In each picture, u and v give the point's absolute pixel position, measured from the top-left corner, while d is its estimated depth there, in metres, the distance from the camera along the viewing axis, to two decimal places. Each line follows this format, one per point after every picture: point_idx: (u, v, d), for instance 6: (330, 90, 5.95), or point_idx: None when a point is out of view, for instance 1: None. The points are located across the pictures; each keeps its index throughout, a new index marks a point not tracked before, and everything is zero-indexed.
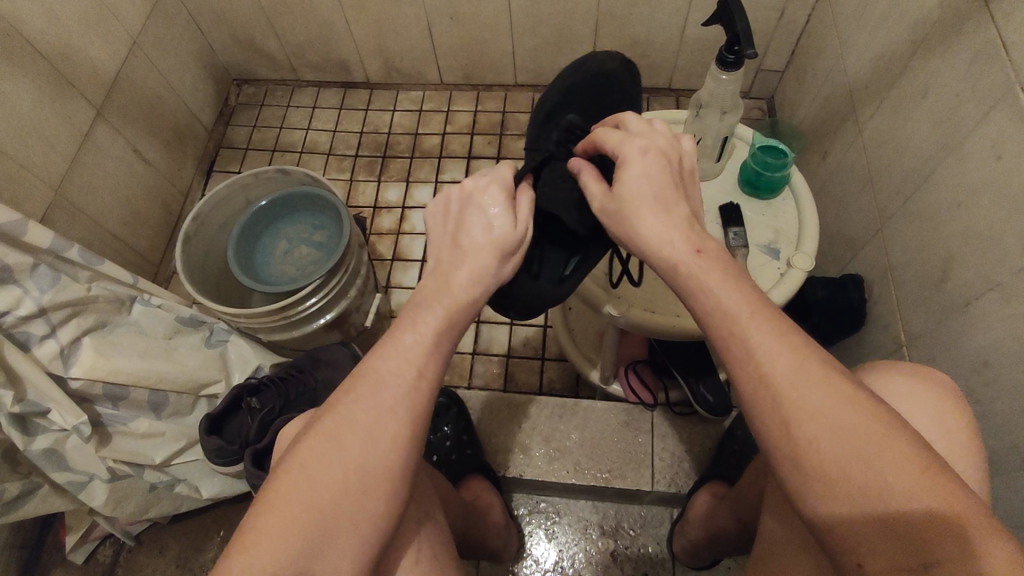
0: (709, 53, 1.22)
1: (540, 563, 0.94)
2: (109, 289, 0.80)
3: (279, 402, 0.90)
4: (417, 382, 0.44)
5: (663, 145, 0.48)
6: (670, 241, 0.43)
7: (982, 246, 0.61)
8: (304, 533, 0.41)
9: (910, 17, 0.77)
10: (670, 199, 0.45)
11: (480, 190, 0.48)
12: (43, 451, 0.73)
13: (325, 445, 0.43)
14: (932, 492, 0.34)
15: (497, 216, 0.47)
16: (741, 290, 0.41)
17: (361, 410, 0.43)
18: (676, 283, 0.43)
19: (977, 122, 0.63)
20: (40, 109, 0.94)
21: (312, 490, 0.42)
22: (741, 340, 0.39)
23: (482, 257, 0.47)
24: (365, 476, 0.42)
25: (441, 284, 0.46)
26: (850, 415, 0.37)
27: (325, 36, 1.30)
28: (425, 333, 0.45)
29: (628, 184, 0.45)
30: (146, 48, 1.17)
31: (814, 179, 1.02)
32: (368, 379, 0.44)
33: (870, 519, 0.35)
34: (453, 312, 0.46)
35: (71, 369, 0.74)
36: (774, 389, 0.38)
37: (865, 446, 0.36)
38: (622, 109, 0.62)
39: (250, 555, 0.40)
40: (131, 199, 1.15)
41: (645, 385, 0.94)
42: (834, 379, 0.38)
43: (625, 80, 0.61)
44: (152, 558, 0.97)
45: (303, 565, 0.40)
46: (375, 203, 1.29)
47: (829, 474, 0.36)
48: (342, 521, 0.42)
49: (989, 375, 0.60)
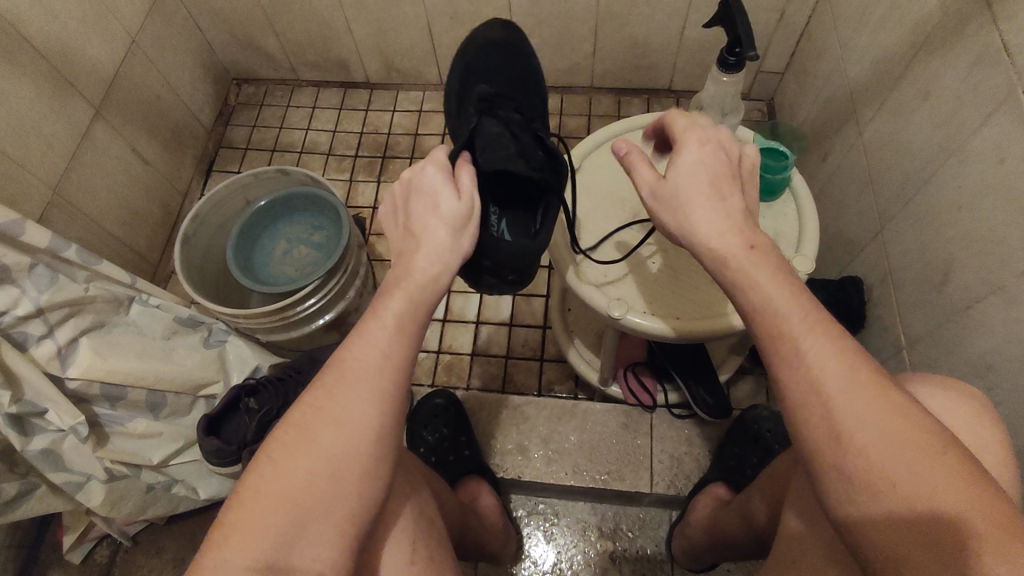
0: (710, 55, 1.22)
1: (539, 564, 0.94)
2: (108, 289, 0.80)
3: (277, 402, 0.90)
4: (383, 366, 0.45)
5: (724, 138, 0.52)
6: (725, 236, 0.46)
7: (984, 249, 0.61)
8: (278, 523, 0.42)
9: (911, 19, 0.77)
10: (724, 190, 0.49)
11: (420, 177, 0.50)
12: (40, 451, 0.72)
13: (296, 436, 0.44)
14: (977, 510, 0.36)
15: (443, 194, 0.49)
16: (795, 293, 0.44)
17: (331, 400, 0.44)
18: (725, 277, 0.46)
19: (979, 125, 0.63)
20: (38, 107, 0.93)
21: (284, 481, 0.43)
22: (792, 343, 0.42)
23: (438, 234, 0.48)
24: (339, 463, 0.44)
25: (397, 268, 0.48)
26: (896, 425, 0.39)
27: (325, 35, 1.29)
28: (389, 316, 0.46)
29: (685, 171, 0.49)
30: (145, 47, 1.17)
31: (814, 181, 1.02)
32: (336, 368, 0.45)
33: (907, 527, 0.37)
34: (412, 290, 0.47)
35: (70, 369, 0.74)
36: (821, 394, 0.41)
37: (911, 458, 0.38)
38: (524, 66, 0.68)
39: (225, 548, 0.41)
40: (130, 199, 1.14)
41: (645, 387, 0.92)
42: (886, 388, 0.40)
43: (509, 40, 0.69)
44: (149, 558, 0.97)
45: (279, 554, 0.42)
46: (375, 203, 1.29)
47: (870, 479, 0.39)
48: (318, 509, 0.43)
49: (991, 378, 0.60)
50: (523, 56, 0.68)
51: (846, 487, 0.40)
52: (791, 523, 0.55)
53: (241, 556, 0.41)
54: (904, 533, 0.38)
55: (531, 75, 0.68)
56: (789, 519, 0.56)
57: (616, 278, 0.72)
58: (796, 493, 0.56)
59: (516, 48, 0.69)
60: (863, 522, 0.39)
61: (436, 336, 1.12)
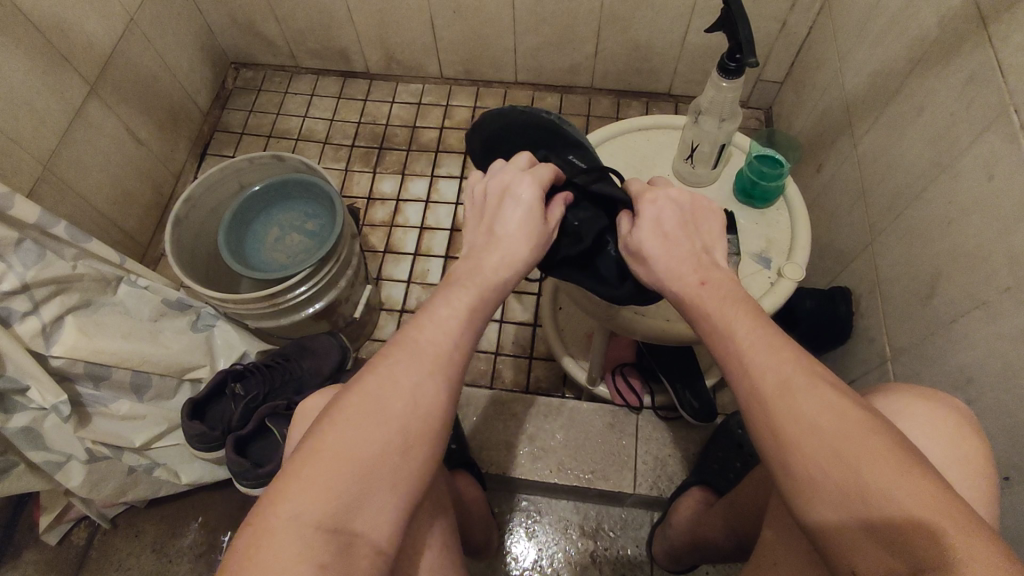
0: (709, 62, 1.23)
1: (519, 561, 0.94)
2: (96, 268, 0.79)
3: (263, 389, 0.89)
4: (454, 351, 0.47)
5: (674, 192, 0.52)
6: (680, 275, 0.49)
7: (969, 264, 0.62)
8: (347, 485, 0.41)
9: (909, 34, 0.78)
10: (682, 239, 0.51)
11: (516, 184, 0.52)
12: (20, 429, 0.71)
13: (365, 403, 0.43)
14: (912, 492, 0.36)
15: (530, 202, 0.51)
16: (736, 308, 0.46)
17: (401, 370, 0.45)
18: (685, 310, 0.49)
19: (971, 141, 0.64)
20: (31, 81, 0.92)
21: (355, 444, 0.42)
22: (736, 355, 0.44)
23: (521, 239, 0.51)
24: (407, 431, 0.43)
25: (472, 267, 0.50)
26: (831, 419, 0.39)
27: (327, 23, 1.29)
28: (460, 305, 0.48)
29: (643, 229, 0.51)
30: (143, 25, 1.15)
31: (807, 190, 1.03)
32: (407, 347, 0.46)
33: (850, 518, 0.37)
34: (483, 289, 0.50)
35: (54, 347, 0.73)
36: (765, 403, 0.41)
37: (844, 445, 0.38)
38: (523, 122, 0.55)
39: (294, 502, 0.40)
40: (121, 178, 1.13)
41: (631, 387, 0.94)
42: (823, 387, 0.41)
43: (508, 115, 0.56)
44: (128, 542, 0.96)
45: (345, 515, 0.40)
46: (369, 194, 1.28)
47: (812, 475, 0.39)
48: (384, 475, 0.42)
49: (972, 391, 0.61)
50: (511, 127, 0.57)
51: (796, 489, 0.40)
52: (767, 536, 0.55)
53: (309, 513, 0.39)
54: (862, 534, 0.37)
55: (531, 125, 0.55)
56: (768, 531, 0.56)
57: None
58: (773, 510, 0.56)
59: (493, 124, 0.58)
60: (820, 522, 0.39)
61: None
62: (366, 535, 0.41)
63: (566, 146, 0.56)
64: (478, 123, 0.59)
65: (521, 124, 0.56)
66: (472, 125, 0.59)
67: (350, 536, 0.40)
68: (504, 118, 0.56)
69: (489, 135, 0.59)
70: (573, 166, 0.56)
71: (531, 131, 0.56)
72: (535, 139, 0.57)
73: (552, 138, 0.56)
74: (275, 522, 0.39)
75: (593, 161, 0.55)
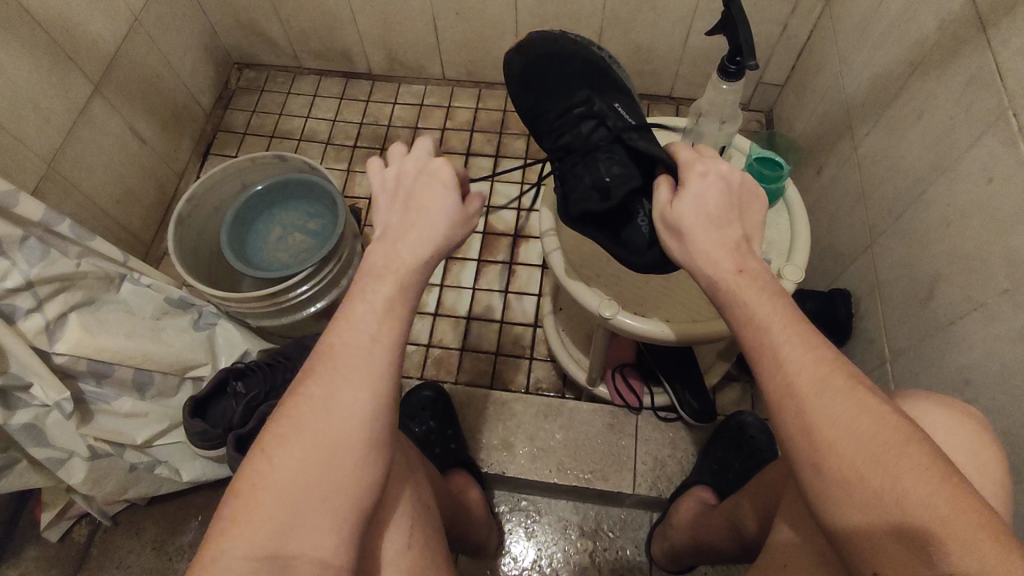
0: (710, 64, 1.24)
1: (518, 561, 0.95)
2: (99, 266, 0.79)
3: (265, 387, 0.89)
4: (371, 351, 0.46)
5: (725, 170, 0.51)
6: (715, 261, 0.48)
7: (967, 266, 0.63)
8: (273, 514, 0.43)
9: (909, 38, 0.78)
10: (724, 221, 0.49)
11: (429, 166, 0.51)
12: (23, 425, 0.72)
13: (287, 427, 0.45)
14: (949, 502, 0.36)
15: (445, 185, 0.50)
16: (773, 301, 0.46)
17: (317, 385, 0.46)
18: (718, 296, 0.48)
19: (970, 144, 0.64)
20: (36, 80, 0.93)
21: (278, 469, 0.44)
22: (773, 348, 0.44)
23: (434, 212, 0.49)
24: (327, 450, 0.44)
25: (386, 255, 0.49)
26: (869, 424, 0.40)
27: (329, 24, 1.29)
28: (377, 302, 0.47)
29: (685, 203, 0.50)
30: (148, 26, 1.16)
31: (808, 193, 1.04)
32: (324, 357, 0.46)
33: (882, 521, 0.38)
34: (403, 281, 0.48)
35: (57, 344, 0.73)
36: (800, 402, 0.42)
37: (882, 451, 0.39)
38: (579, 52, 0.64)
39: (226, 537, 0.43)
40: (124, 177, 1.14)
41: (631, 388, 0.91)
42: (860, 391, 0.41)
43: (567, 42, 0.65)
44: (128, 540, 0.97)
45: (279, 540, 0.43)
46: (371, 195, 1.28)
47: (846, 477, 0.39)
48: (310, 497, 0.44)
49: (970, 393, 0.62)
50: (564, 59, 0.65)
51: (823, 487, 0.40)
52: (777, 534, 0.56)
53: (242, 543, 0.42)
54: (889, 538, 0.38)
55: (587, 64, 0.64)
56: (775, 529, 0.57)
57: (605, 277, 0.73)
58: (783, 505, 0.57)
59: (546, 53, 0.66)
60: (845, 521, 0.40)
61: (427, 329, 1.12)
62: (306, 554, 0.43)
63: (614, 95, 0.62)
64: (531, 45, 0.67)
65: (572, 58, 0.65)
66: (521, 45, 0.67)
67: (286, 558, 0.43)
68: (564, 49, 0.65)
69: (539, 59, 0.66)
70: (619, 115, 0.60)
71: (585, 69, 0.64)
72: (585, 79, 0.64)
73: (600, 82, 0.63)
74: (209, 557, 0.42)
75: (637, 117, 0.61)
